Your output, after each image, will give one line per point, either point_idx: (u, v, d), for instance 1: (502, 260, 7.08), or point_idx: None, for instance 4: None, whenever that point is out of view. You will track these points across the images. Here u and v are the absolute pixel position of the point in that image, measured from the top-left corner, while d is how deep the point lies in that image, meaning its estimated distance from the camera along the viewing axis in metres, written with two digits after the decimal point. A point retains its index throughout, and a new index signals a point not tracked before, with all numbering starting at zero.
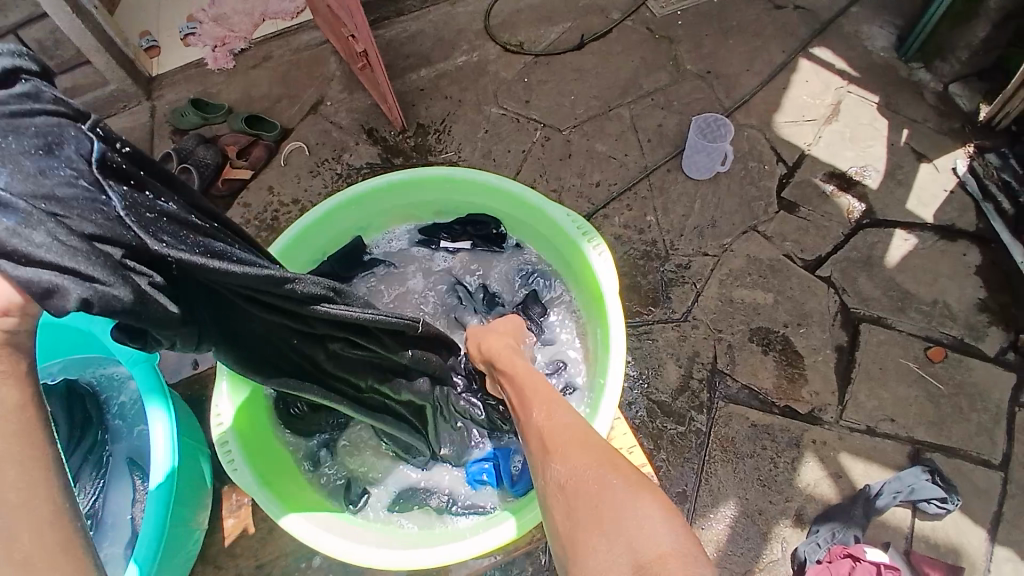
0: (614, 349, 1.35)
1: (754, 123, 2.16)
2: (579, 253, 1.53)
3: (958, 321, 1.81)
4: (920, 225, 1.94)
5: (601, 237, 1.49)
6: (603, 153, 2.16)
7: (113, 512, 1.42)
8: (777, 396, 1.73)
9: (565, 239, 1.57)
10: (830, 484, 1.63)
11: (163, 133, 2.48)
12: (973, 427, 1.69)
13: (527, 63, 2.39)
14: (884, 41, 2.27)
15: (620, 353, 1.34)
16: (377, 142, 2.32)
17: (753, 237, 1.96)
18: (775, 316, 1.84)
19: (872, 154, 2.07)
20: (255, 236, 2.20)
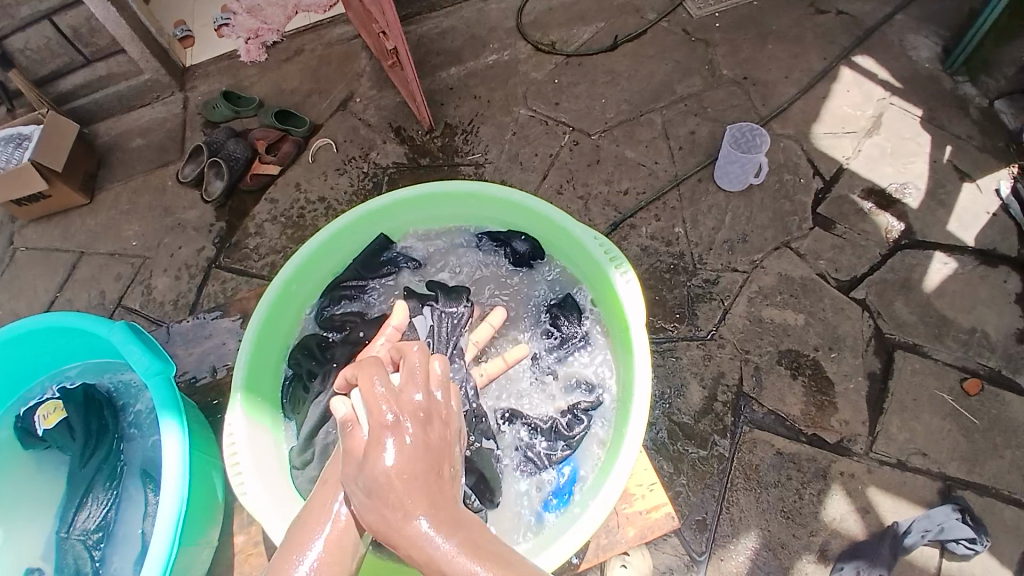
0: (638, 377, 1.32)
1: (792, 133, 2.08)
2: (606, 280, 1.47)
3: (996, 352, 1.73)
4: (961, 249, 1.85)
5: (628, 264, 1.44)
6: (633, 160, 2.10)
7: (125, 524, 1.43)
8: (805, 424, 1.67)
9: (592, 263, 1.52)
10: (856, 520, 1.57)
11: (194, 126, 2.49)
12: (1006, 465, 1.61)
13: (558, 63, 2.33)
14: (928, 53, 2.16)
15: (644, 382, 1.30)
16: (404, 142, 2.29)
17: (785, 254, 1.89)
18: (805, 339, 1.77)
19: (915, 170, 1.98)
20: (280, 234, 2.20)
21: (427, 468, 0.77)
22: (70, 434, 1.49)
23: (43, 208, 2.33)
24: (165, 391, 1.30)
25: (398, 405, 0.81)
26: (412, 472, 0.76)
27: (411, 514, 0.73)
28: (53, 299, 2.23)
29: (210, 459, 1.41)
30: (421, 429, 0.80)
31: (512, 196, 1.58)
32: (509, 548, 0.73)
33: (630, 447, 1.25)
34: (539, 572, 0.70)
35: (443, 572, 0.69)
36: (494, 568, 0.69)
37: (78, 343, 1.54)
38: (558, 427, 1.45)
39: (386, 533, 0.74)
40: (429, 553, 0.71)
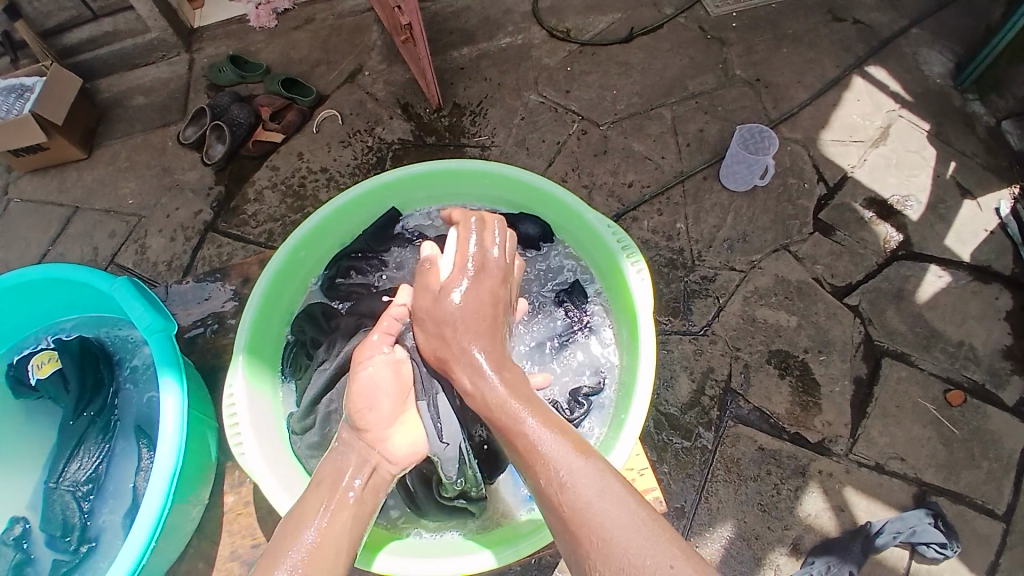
0: (644, 363, 1.33)
1: (798, 138, 2.09)
2: (617, 269, 1.48)
3: (982, 366, 1.76)
4: (955, 263, 1.88)
5: (641, 256, 1.45)
6: (639, 153, 2.11)
7: (116, 480, 1.42)
8: (789, 422, 1.70)
9: (604, 251, 1.52)
10: (831, 517, 1.61)
11: (199, 88, 2.46)
12: (983, 476, 1.65)
13: (571, 51, 2.33)
14: (942, 67, 2.18)
15: (650, 367, 1.32)
16: (411, 118, 2.28)
17: (783, 257, 1.92)
18: (796, 340, 1.80)
19: (917, 183, 2.00)
20: (279, 202, 2.19)
21: (481, 326, 1.06)
22: (63, 385, 1.50)
23: (39, 160, 2.29)
24: (164, 348, 1.30)
25: (476, 259, 1.12)
26: (475, 314, 1.07)
27: (470, 348, 1.03)
28: (46, 251, 2.21)
29: (205, 420, 1.41)
30: (477, 284, 1.10)
31: (528, 178, 1.58)
32: (543, 401, 0.99)
33: (630, 430, 1.27)
34: (566, 424, 0.96)
35: (484, 397, 0.97)
36: (528, 411, 0.94)
37: (77, 295, 1.53)
38: (557, 410, 1.47)
39: (447, 356, 1.04)
40: (479, 379, 0.99)
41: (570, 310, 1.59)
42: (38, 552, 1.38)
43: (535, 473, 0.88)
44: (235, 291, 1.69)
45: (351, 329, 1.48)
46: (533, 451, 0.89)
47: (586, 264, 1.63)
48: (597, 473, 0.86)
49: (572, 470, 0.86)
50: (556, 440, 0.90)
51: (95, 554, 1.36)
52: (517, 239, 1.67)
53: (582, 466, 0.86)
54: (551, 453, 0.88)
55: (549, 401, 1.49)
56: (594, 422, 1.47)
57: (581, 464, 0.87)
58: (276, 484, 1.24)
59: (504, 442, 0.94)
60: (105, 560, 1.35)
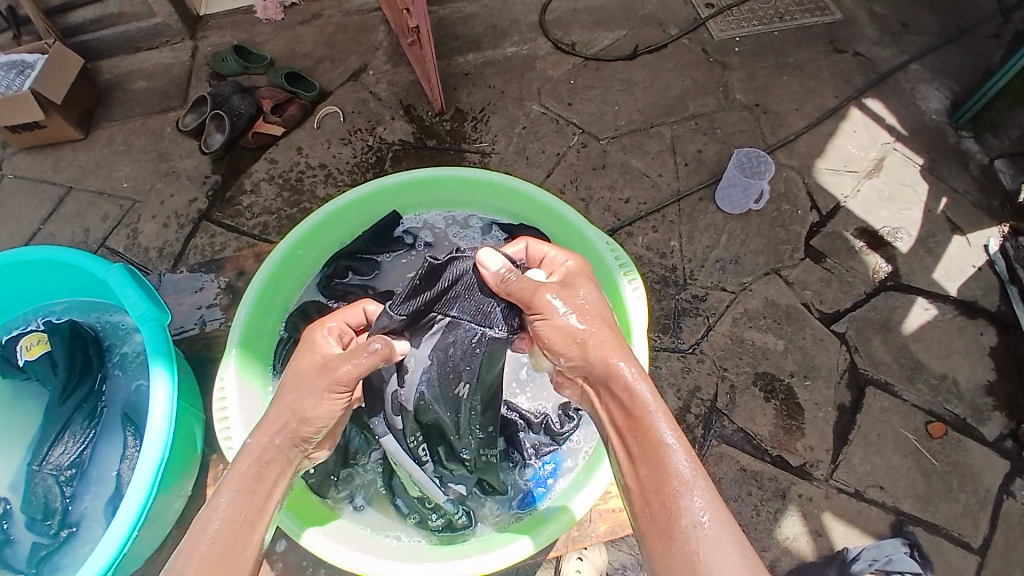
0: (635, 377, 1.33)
1: (795, 164, 2.13)
2: (613, 286, 1.48)
3: (963, 401, 1.80)
4: (941, 297, 1.92)
5: (638, 273, 1.45)
6: (638, 169, 2.13)
7: (100, 466, 1.40)
8: (771, 444, 1.72)
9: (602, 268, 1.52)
10: (808, 542, 1.62)
11: (201, 76, 2.45)
12: (960, 509, 1.68)
13: (576, 64, 2.35)
14: (938, 104, 2.23)
15: None
16: (413, 121, 2.29)
17: (773, 280, 1.94)
18: (782, 364, 1.82)
19: (908, 217, 2.04)
20: (276, 195, 2.18)
21: (608, 323, 1.05)
22: (52, 368, 1.47)
23: (35, 138, 2.27)
24: (156, 338, 1.28)
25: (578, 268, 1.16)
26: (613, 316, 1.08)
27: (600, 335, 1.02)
28: (35, 231, 2.18)
29: (194, 412, 1.39)
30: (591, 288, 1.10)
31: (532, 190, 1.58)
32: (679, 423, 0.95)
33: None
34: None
35: (640, 405, 0.94)
36: (673, 433, 0.90)
37: (71, 278, 1.51)
38: (549, 423, 1.47)
39: (575, 346, 1.02)
40: (633, 393, 0.95)
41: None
42: (17, 534, 1.36)
43: (677, 510, 0.84)
44: (229, 282, 1.66)
45: None
46: (683, 490, 0.85)
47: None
48: (744, 542, 0.80)
49: (713, 534, 0.81)
50: (700, 480, 0.86)
51: (75, 540, 1.34)
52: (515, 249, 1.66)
53: (722, 521, 0.82)
54: (695, 487, 0.85)
55: (541, 413, 1.49)
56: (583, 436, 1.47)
57: (722, 517, 0.82)
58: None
59: (648, 469, 0.89)
60: (84, 547, 1.33)
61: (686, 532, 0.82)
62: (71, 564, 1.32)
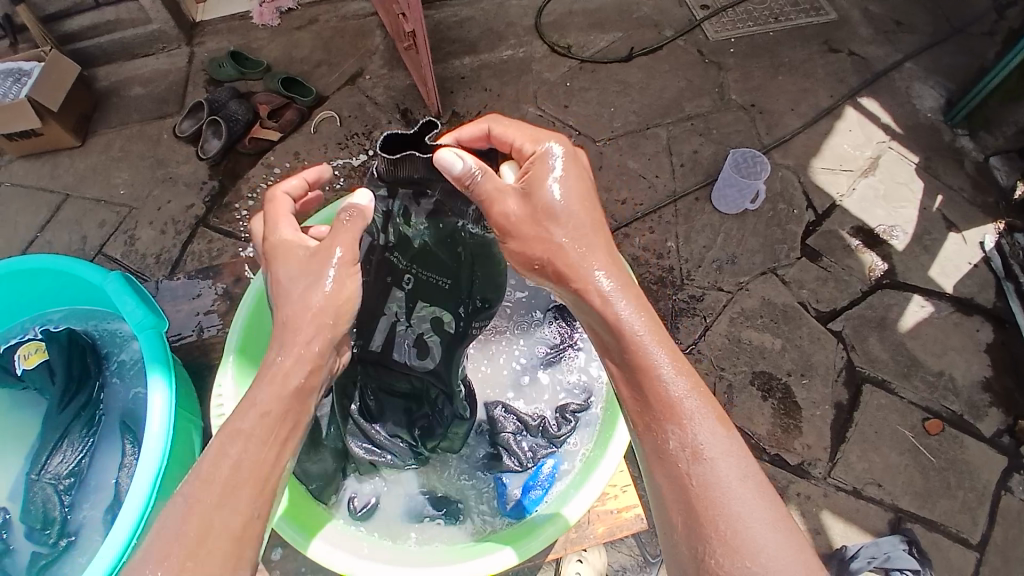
0: None
1: (790, 164, 2.14)
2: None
3: (960, 397, 1.80)
4: (938, 294, 1.93)
5: None
6: (634, 171, 2.14)
7: (98, 474, 1.41)
8: (770, 443, 1.73)
9: None
10: (808, 540, 1.63)
11: (198, 82, 2.45)
12: (959, 505, 1.68)
13: (572, 66, 2.36)
14: (933, 102, 2.24)
15: None
16: (409, 124, 2.30)
17: (770, 280, 1.95)
18: (780, 363, 1.83)
19: (903, 215, 2.05)
20: (274, 199, 2.19)
21: (594, 235, 1.04)
22: (49, 377, 1.47)
23: (32, 145, 2.28)
24: (154, 345, 1.28)
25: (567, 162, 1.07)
26: (590, 220, 1.06)
27: (581, 256, 1.02)
28: (32, 238, 2.18)
29: (191, 419, 1.39)
30: (580, 194, 1.06)
31: None
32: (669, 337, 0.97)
33: (617, 446, 1.28)
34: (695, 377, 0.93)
35: (624, 335, 0.94)
36: (664, 355, 0.92)
37: (68, 286, 1.52)
38: (546, 426, 1.46)
39: (561, 265, 1.02)
40: (616, 321, 0.96)
41: (563, 328, 1.61)
42: (17, 543, 1.37)
43: (668, 430, 0.86)
44: (225, 289, 1.67)
45: None
46: (675, 413, 0.87)
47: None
48: (742, 456, 0.84)
49: (710, 450, 0.83)
50: (694, 399, 0.88)
51: (74, 549, 1.34)
52: None
53: (719, 439, 0.84)
54: (688, 406, 0.87)
55: (538, 416, 1.49)
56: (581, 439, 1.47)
57: (722, 436, 0.85)
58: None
59: (635, 395, 0.91)
60: (83, 556, 1.33)
61: (683, 453, 0.84)
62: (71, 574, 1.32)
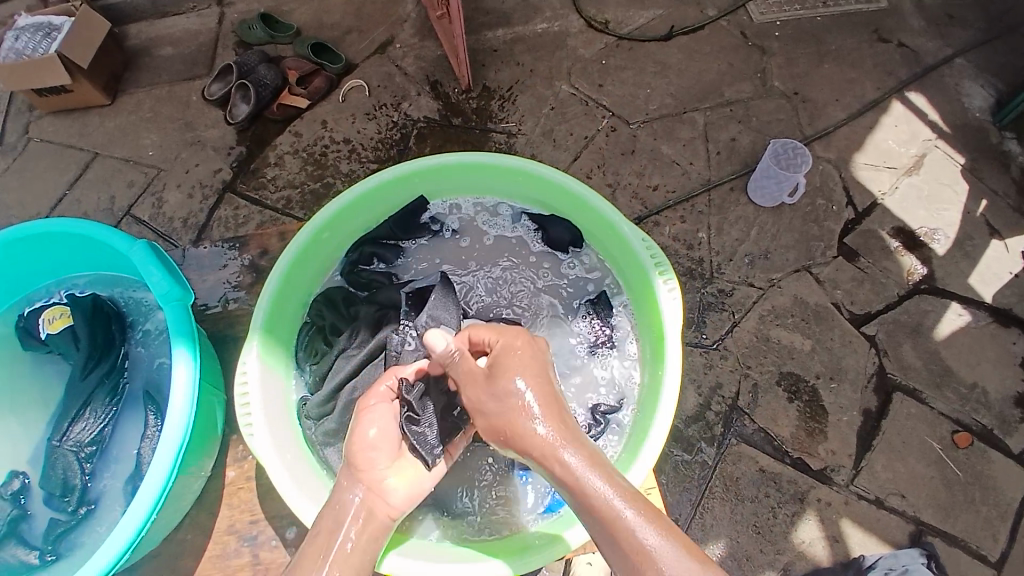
0: (668, 381, 1.30)
1: (832, 157, 2.05)
2: (648, 284, 1.44)
3: (991, 411, 1.74)
4: (976, 303, 1.86)
5: (673, 273, 1.41)
6: (668, 157, 2.07)
7: (119, 444, 1.42)
8: (792, 446, 1.70)
9: (636, 265, 1.48)
10: (824, 547, 1.61)
11: (227, 44, 2.41)
12: (982, 522, 1.64)
13: (609, 44, 2.27)
14: (981, 102, 2.12)
15: (675, 386, 1.28)
16: (439, 97, 2.24)
17: (803, 278, 1.89)
18: (808, 365, 1.78)
19: (946, 218, 1.96)
20: (300, 169, 2.16)
21: (548, 389, 1.15)
22: (73, 342, 1.49)
23: (63, 103, 2.27)
24: (179, 316, 1.28)
25: (530, 388, 1.13)
26: (546, 391, 1.14)
27: (535, 427, 1.08)
28: (60, 196, 2.19)
29: (214, 392, 1.38)
30: (539, 378, 1.15)
31: (563, 180, 1.54)
32: (611, 464, 1.05)
33: (647, 455, 1.23)
34: (659, 512, 0.97)
35: (587, 500, 0.98)
36: (604, 480, 1.00)
37: (96, 253, 1.52)
38: (574, 425, 1.43)
39: (523, 448, 1.09)
40: (579, 486, 1.00)
41: (595, 322, 1.56)
42: (34, 509, 1.38)
43: (623, 546, 0.92)
44: (252, 260, 1.61)
45: (375, 320, 1.49)
46: (647, 563, 0.89)
47: (616, 275, 1.60)
48: (689, 554, 0.89)
49: (659, 554, 0.89)
50: (636, 511, 0.95)
51: (93, 518, 1.35)
52: (546, 244, 1.64)
53: (667, 545, 0.90)
54: (633, 521, 0.93)
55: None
56: (611, 440, 1.44)
57: (670, 543, 0.90)
58: (286, 476, 1.22)
59: (614, 560, 0.93)
60: (101, 526, 1.35)
61: (638, 563, 0.89)
62: (88, 543, 1.33)
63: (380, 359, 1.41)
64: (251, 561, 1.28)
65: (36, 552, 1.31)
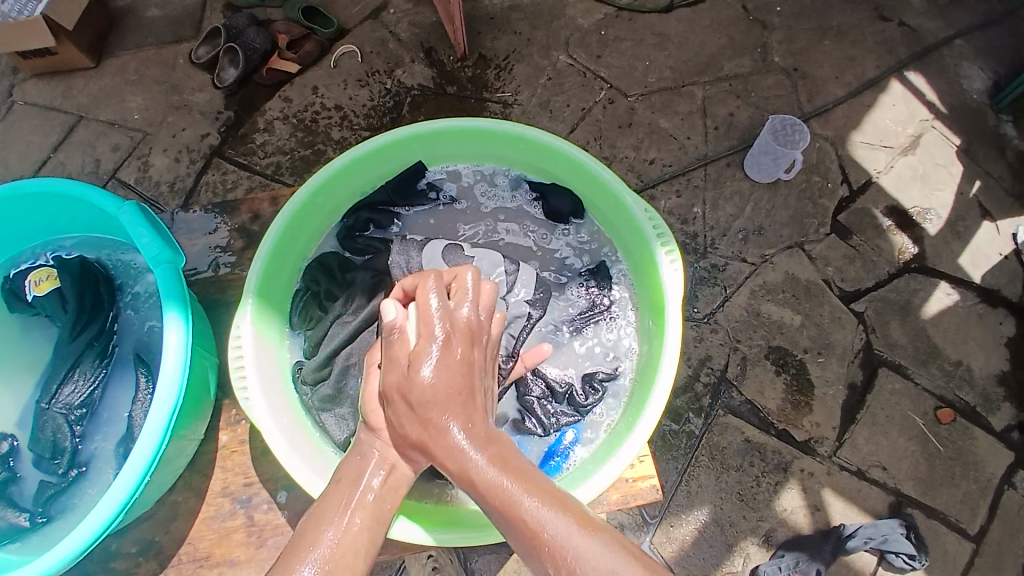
0: (667, 352, 1.30)
1: (828, 135, 2.05)
2: (649, 255, 1.44)
3: (973, 388, 1.78)
4: (964, 283, 1.89)
5: (676, 245, 1.40)
6: (665, 130, 2.06)
7: (111, 407, 1.41)
8: (778, 418, 1.73)
9: (637, 236, 1.47)
10: (805, 515, 1.65)
11: (217, 6, 2.34)
12: (960, 495, 1.69)
13: (608, 14, 2.24)
14: (980, 84, 2.13)
15: (673, 356, 1.29)
16: (434, 65, 2.20)
17: (796, 254, 1.90)
18: (797, 340, 1.80)
19: (938, 198, 1.98)
20: (290, 135, 2.12)
21: (461, 390, 0.96)
22: (61, 304, 1.46)
23: (45, 62, 2.20)
24: (169, 280, 1.25)
25: (446, 325, 1.01)
26: (452, 392, 0.96)
27: (445, 424, 0.93)
28: (42, 158, 2.14)
29: (208, 355, 1.37)
30: (449, 354, 0.98)
31: (565, 148, 1.52)
32: (530, 463, 0.89)
33: (644, 424, 1.23)
34: (562, 489, 0.85)
35: (471, 476, 0.87)
36: (512, 479, 0.84)
37: (83, 215, 1.49)
38: (572, 393, 1.47)
39: (427, 442, 0.94)
40: (469, 473, 0.88)
41: (593, 291, 1.56)
42: (24, 471, 1.38)
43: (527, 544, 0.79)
44: (244, 224, 1.58)
45: (373, 284, 1.48)
46: (532, 533, 0.78)
47: (615, 245, 1.60)
48: (606, 545, 0.75)
49: (565, 545, 0.76)
50: (552, 513, 0.79)
51: (84, 480, 1.35)
52: (545, 212, 1.63)
53: (586, 545, 0.75)
54: (548, 527, 0.78)
55: (566, 383, 1.48)
56: (608, 409, 1.46)
57: (584, 539, 0.76)
58: (283, 441, 1.22)
59: (495, 518, 0.84)
60: (93, 488, 1.34)
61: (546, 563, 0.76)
62: (82, 505, 1.33)
63: (375, 326, 1.41)
64: (244, 523, 1.28)
65: (26, 515, 1.30)
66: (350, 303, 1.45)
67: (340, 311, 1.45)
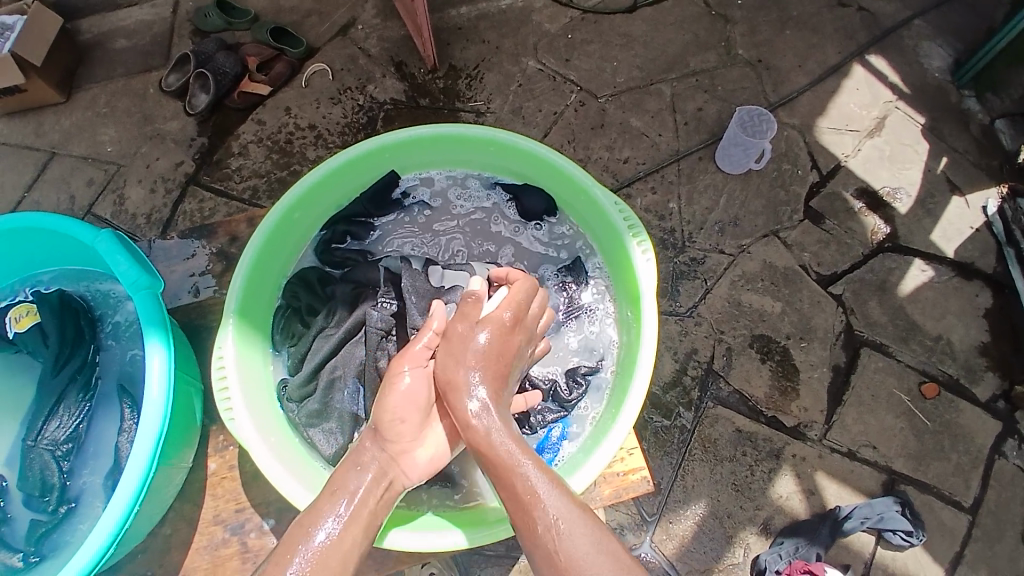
0: (645, 340, 1.31)
1: (796, 123, 2.09)
2: (623, 249, 1.45)
3: (957, 361, 1.81)
4: (939, 259, 1.92)
5: (647, 237, 1.41)
6: (636, 129, 2.09)
7: (96, 440, 1.41)
8: (767, 406, 1.75)
9: (610, 229, 1.49)
10: (801, 499, 1.67)
11: (183, 33, 2.34)
12: (951, 468, 1.72)
13: (573, 17, 2.27)
14: (941, 62, 2.17)
15: (652, 343, 1.30)
16: (404, 79, 2.21)
17: (772, 243, 1.93)
18: (779, 326, 1.83)
19: (908, 176, 2.02)
20: (264, 158, 2.13)
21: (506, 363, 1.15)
22: (43, 340, 1.46)
23: (15, 102, 2.19)
24: (148, 306, 1.25)
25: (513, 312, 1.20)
26: None
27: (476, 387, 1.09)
28: (19, 199, 2.13)
29: (191, 381, 1.36)
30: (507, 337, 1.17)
31: (536, 150, 1.53)
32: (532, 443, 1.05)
33: (628, 412, 1.24)
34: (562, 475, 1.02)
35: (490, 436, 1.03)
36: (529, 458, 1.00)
37: (57, 248, 1.48)
38: (557, 389, 1.48)
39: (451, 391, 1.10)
40: None
41: (569, 287, 1.59)
42: (15, 510, 1.37)
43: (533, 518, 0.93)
44: (221, 249, 1.58)
45: (352, 296, 1.49)
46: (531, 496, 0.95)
47: (588, 239, 1.61)
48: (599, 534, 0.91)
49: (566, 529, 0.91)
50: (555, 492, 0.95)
51: (74, 516, 1.34)
52: (520, 212, 1.64)
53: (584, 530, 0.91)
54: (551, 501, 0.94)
55: (548, 380, 1.49)
56: (592, 402, 1.47)
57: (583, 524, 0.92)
58: (270, 457, 1.22)
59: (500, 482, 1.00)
60: (84, 522, 1.34)
61: (548, 538, 0.91)
62: (73, 541, 1.32)
63: (361, 336, 1.42)
64: (239, 548, 1.28)
65: (20, 555, 1.31)
66: (331, 316, 1.46)
67: (322, 324, 1.45)
